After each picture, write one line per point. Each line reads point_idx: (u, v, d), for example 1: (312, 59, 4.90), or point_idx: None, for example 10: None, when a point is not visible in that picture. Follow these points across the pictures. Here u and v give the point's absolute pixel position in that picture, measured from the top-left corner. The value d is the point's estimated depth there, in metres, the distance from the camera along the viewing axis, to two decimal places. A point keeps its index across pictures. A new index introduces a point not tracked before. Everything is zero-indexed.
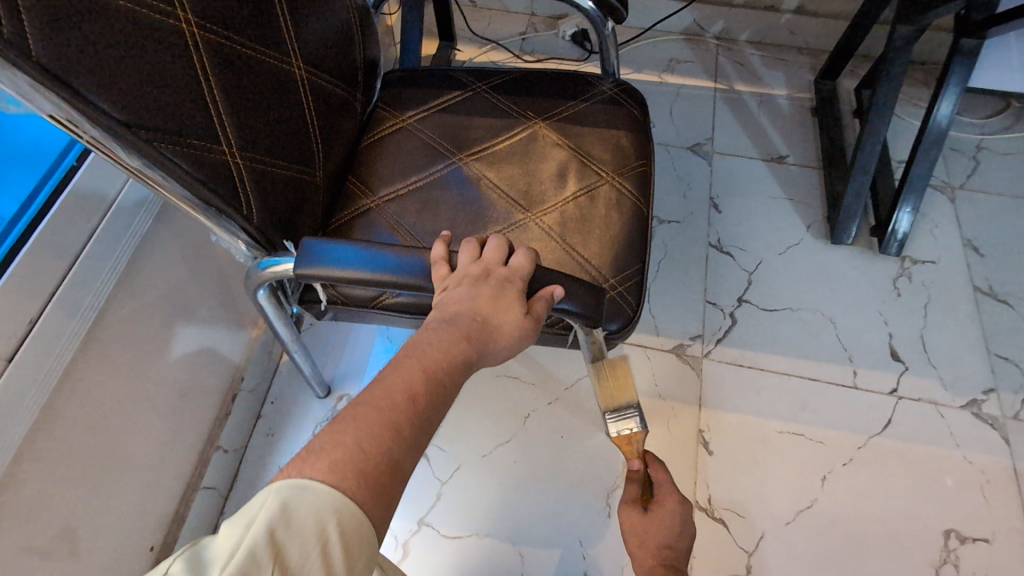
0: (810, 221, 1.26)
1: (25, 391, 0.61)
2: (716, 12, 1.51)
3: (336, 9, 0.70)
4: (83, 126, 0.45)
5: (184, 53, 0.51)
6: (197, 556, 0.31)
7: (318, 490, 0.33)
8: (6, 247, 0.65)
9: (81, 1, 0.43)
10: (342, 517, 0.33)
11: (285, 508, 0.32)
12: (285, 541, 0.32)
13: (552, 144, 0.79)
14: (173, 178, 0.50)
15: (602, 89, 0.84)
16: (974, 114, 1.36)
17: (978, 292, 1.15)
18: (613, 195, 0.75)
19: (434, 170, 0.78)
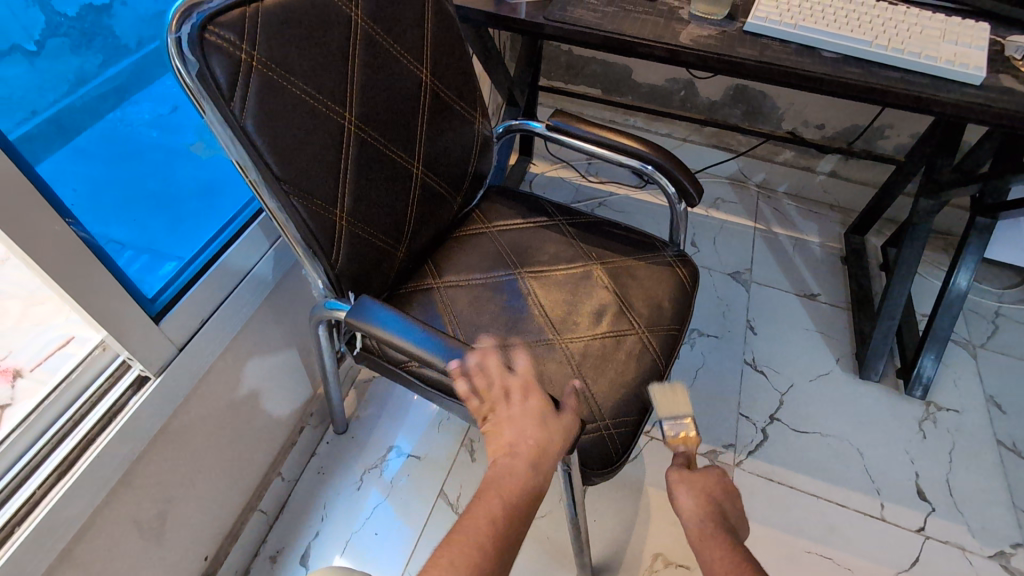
0: (839, 355, 1.37)
1: (180, 379, 0.74)
2: (759, 165, 1.75)
3: (470, 133, 0.89)
4: (250, 171, 0.61)
5: (338, 141, 0.68)
6: None
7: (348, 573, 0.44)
8: (194, 270, 0.78)
9: (286, 96, 0.62)
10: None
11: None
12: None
13: (601, 285, 0.89)
14: (293, 221, 0.66)
15: (662, 254, 0.94)
16: (992, 283, 1.51)
17: (1002, 447, 1.21)
18: (637, 346, 0.82)
19: (495, 275, 0.91)
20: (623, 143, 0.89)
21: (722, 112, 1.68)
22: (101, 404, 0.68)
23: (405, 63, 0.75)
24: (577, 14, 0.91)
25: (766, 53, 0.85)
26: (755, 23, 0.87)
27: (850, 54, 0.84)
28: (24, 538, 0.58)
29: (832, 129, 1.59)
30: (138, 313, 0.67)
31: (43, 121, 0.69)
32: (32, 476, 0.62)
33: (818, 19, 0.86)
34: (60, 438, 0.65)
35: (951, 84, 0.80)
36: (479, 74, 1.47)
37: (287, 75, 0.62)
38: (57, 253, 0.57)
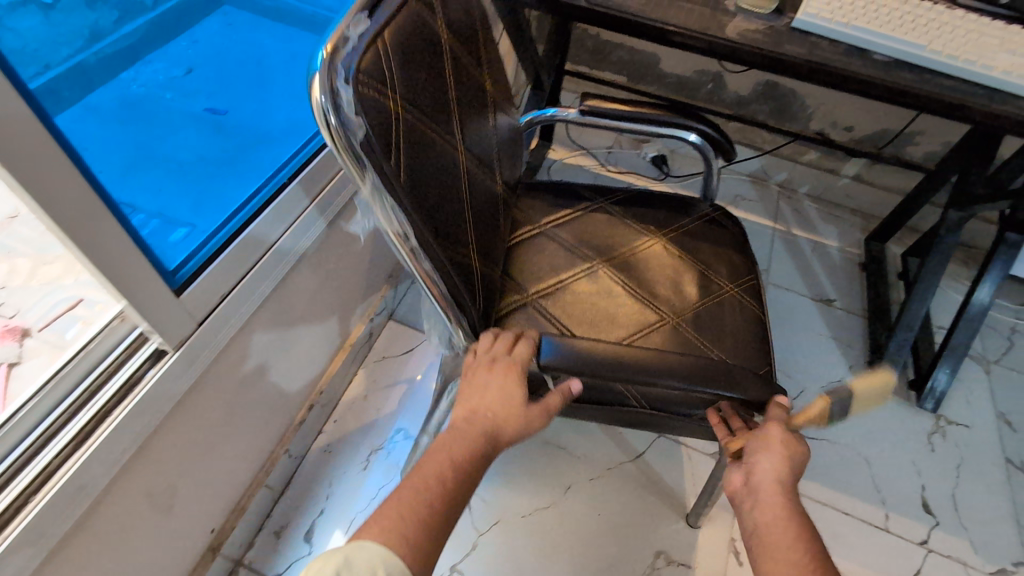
0: (852, 363, 1.36)
1: (198, 353, 0.73)
2: (783, 164, 1.71)
3: (514, 128, 0.87)
4: (406, 235, 0.58)
5: (449, 170, 0.66)
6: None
7: (375, 546, 0.46)
8: (220, 241, 0.76)
9: (410, 139, 0.58)
10: (389, 567, 0.45)
11: (387, 547, 0.46)
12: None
13: (678, 257, 0.92)
14: (442, 276, 0.63)
15: (702, 209, 0.99)
16: (1010, 299, 1.49)
17: (1010, 465, 1.20)
18: (734, 301, 0.87)
19: (579, 269, 0.90)
20: (656, 112, 0.89)
21: (749, 108, 1.64)
22: (118, 376, 0.67)
23: (473, 68, 0.72)
24: None
25: (815, 52, 0.82)
26: (805, 20, 0.83)
27: (902, 58, 0.81)
28: (41, 508, 0.58)
29: (861, 133, 1.56)
30: (161, 285, 0.66)
31: (55, 76, 0.69)
32: (49, 444, 0.62)
33: (870, 19, 0.83)
34: (77, 408, 0.65)
35: (1005, 96, 0.77)
36: (506, 49, 1.45)
37: (407, 114, 0.58)
38: (82, 220, 0.56)
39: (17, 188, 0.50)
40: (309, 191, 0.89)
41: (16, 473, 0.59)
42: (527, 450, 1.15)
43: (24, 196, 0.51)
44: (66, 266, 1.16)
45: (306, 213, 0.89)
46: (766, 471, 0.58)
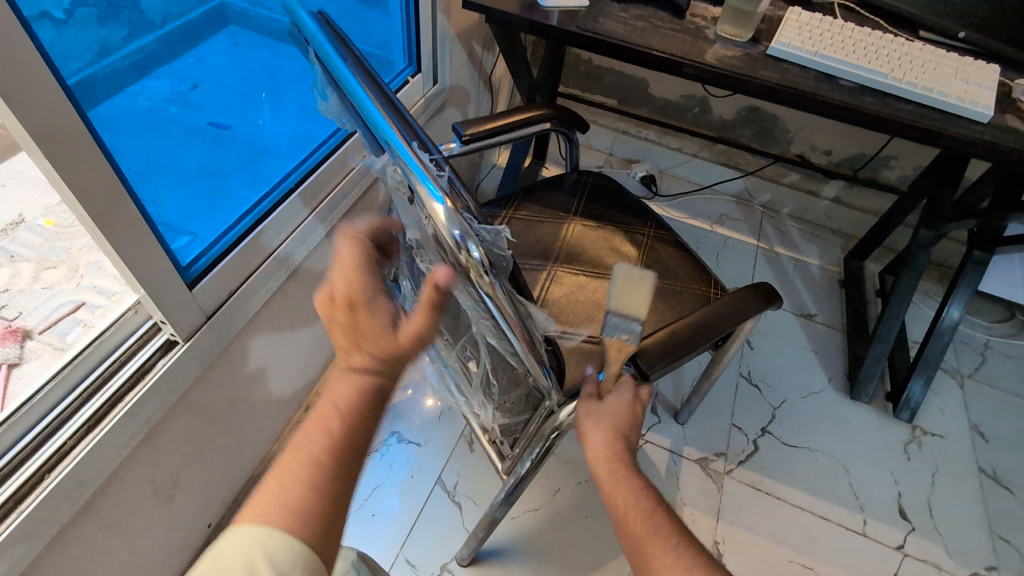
0: (832, 375, 1.41)
1: (204, 346, 0.78)
2: (765, 186, 1.79)
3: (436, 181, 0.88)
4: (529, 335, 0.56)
5: None
6: None
7: (250, 528, 0.43)
8: (225, 245, 0.80)
9: None
10: (269, 548, 0.42)
11: (257, 528, 0.43)
12: (239, 567, 0.40)
13: (597, 227, 1.03)
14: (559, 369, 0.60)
15: (573, 177, 1.11)
16: (982, 316, 1.55)
17: (983, 474, 1.25)
18: (660, 241, 1.03)
19: (551, 275, 0.95)
20: (524, 117, 0.99)
21: (732, 132, 1.73)
22: (131, 364, 0.72)
23: None
24: (608, 26, 0.95)
25: (786, 77, 0.89)
26: (777, 48, 0.91)
27: (866, 84, 0.88)
28: (55, 484, 0.63)
29: (839, 156, 1.63)
30: (174, 278, 0.71)
31: (102, 73, 0.73)
32: (63, 426, 0.66)
33: (837, 48, 0.90)
34: (91, 392, 0.69)
35: (959, 120, 0.84)
36: (501, 72, 1.55)
37: None
38: (107, 212, 0.61)
39: (53, 175, 0.56)
40: (312, 200, 0.94)
41: (33, 453, 0.64)
42: None
43: (58, 182, 0.57)
44: (70, 271, 1.22)
45: (307, 222, 0.93)
46: (596, 448, 0.64)
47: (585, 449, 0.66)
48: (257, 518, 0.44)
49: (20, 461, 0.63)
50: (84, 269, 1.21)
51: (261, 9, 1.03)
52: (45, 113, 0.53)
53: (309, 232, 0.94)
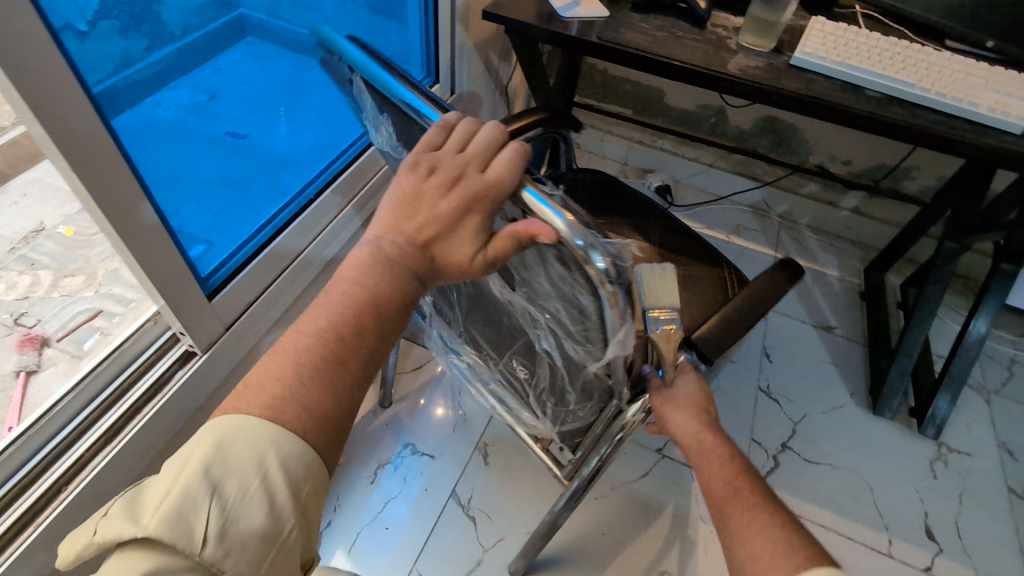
0: (853, 389, 1.37)
1: (222, 357, 0.79)
2: (783, 196, 1.77)
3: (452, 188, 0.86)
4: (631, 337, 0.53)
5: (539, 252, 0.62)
6: (173, 517, 0.36)
7: (258, 423, 0.40)
8: (243, 256, 0.81)
9: None
10: (280, 453, 0.40)
11: (269, 422, 0.40)
12: (249, 469, 0.39)
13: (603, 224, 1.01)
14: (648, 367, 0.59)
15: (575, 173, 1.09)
16: (1008, 330, 1.52)
17: (1013, 494, 1.21)
18: (667, 234, 1.01)
19: None
20: None
21: (749, 141, 1.71)
22: (148, 376, 0.72)
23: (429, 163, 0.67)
24: (629, 36, 0.95)
25: (811, 87, 0.87)
26: (801, 58, 0.89)
27: (893, 94, 0.86)
28: (74, 495, 0.64)
29: (859, 166, 1.61)
30: (194, 289, 0.71)
31: (124, 85, 0.73)
32: (81, 438, 0.67)
33: (863, 58, 0.89)
34: (109, 404, 0.70)
35: (990, 131, 0.82)
36: (517, 83, 1.55)
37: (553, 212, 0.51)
38: (131, 223, 0.62)
39: (80, 188, 0.56)
40: (328, 212, 0.94)
41: (52, 464, 0.65)
42: (527, 468, 1.16)
43: (83, 193, 0.57)
44: (88, 279, 1.22)
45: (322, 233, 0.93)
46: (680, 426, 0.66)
47: (672, 428, 0.67)
48: (264, 404, 0.41)
49: (39, 472, 0.64)
50: (103, 277, 1.23)
51: (280, 21, 1.10)
52: (73, 125, 0.53)
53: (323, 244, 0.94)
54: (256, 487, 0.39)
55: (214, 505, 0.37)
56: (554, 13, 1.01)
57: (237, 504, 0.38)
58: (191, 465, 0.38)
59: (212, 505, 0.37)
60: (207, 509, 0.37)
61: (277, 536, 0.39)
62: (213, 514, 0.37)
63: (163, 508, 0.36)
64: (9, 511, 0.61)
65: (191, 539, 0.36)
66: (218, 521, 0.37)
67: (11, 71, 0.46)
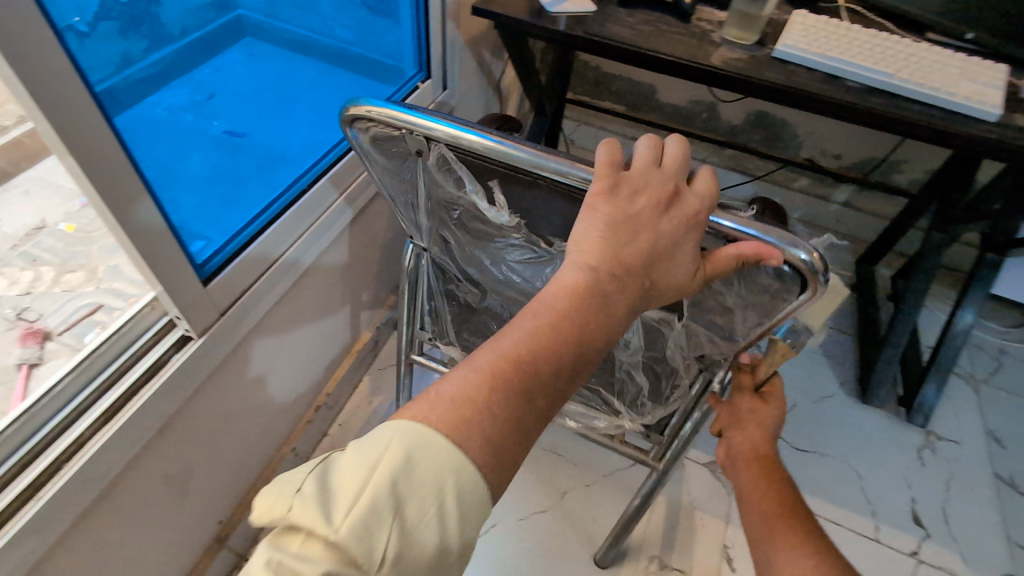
0: (842, 379, 1.39)
1: (217, 343, 0.81)
2: (774, 190, 1.78)
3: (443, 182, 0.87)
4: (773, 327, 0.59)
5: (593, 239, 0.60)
6: (355, 530, 0.35)
7: (441, 447, 0.38)
8: (236, 245, 0.84)
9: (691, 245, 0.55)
10: (459, 483, 0.38)
11: (456, 446, 0.39)
12: (432, 491, 0.37)
13: None
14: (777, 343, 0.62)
15: None
16: (997, 321, 1.53)
17: (1000, 481, 1.23)
18: None
19: None
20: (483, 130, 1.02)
21: (741, 136, 1.73)
22: (145, 359, 0.75)
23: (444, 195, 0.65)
24: (614, 30, 0.97)
25: (791, 78, 0.89)
26: (783, 50, 0.91)
27: (872, 85, 0.88)
28: (74, 471, 0.66)
29: (849, 160, 1.62)
30: (190, 275, 0.74)
31: (124, 81, 0.76)
32: (80, 418, 0.70)
33: (843, 50, 0.91)
34: (107, 386, 0.72)
35: (965, 119, 0.84)
36: (510, 80, 1.57)
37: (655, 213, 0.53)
38: (129, 207, 0.64)
39: (80, 173, 0.59)
40: (319, 205, 0.97)
41: (54, 442, 0.67)
42: None
43: (82, 179, 0.60)
44: (89, 274, 1.25)
45: (311, 227, 0.96)
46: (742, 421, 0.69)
47: (731, 445, 0.69)
48: (444, 421, 0.39)
49: (43, 448, 0.67)
50: (103, 272, 1.24)
51: (279, 21, 1.17)
52: (71, 113, 0.55)
53: (311, 239, 0.96)
54: (432, 511, 0.37)
55: (394, 527, 0.36)
56: (542, 8, 1.03)
57: (413, 529, 0.36)
58: (381, 473, 0.37)
59: (391, 524, 0.36)
60: (387, 531, 0.35)
61: (441, 563, 0.38)
62: (390, 538, 0.36)
63: (353, 513, 0.35)
64: (13, 484, 0.63)
65: (370, 551, 0.35)
66: (395, 538, 0.36)
67: (13, 60, 0.49)
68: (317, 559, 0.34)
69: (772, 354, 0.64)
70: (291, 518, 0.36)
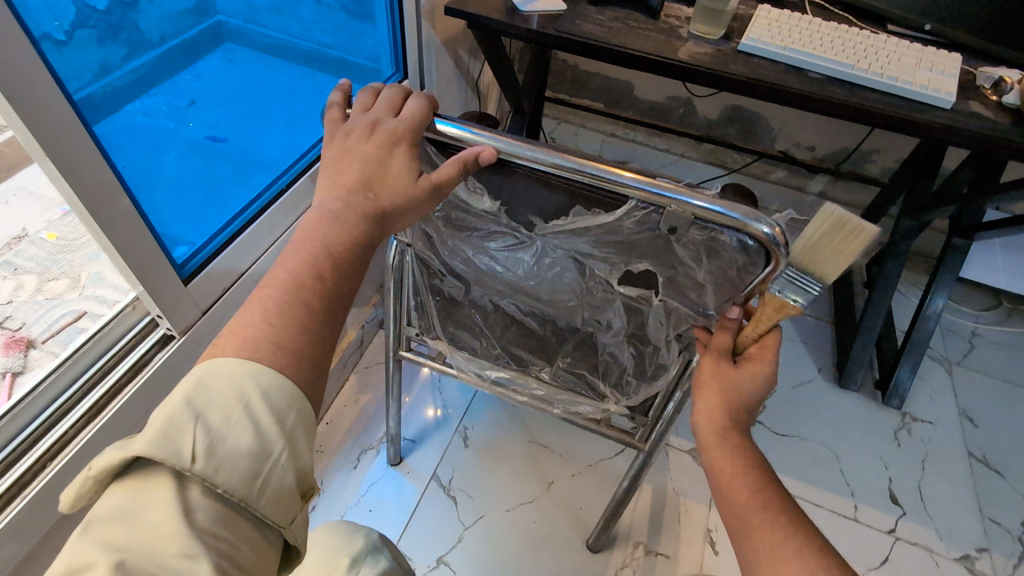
0: (820, 365, 1.42)
1: (199, 341, 0.83)
2: (752, 183, 1.82)
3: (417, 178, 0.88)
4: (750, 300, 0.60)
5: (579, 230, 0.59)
6: (164, 436, 0.38)
7: (231, 361, 0.42)
8: (214, 246, 0.85)
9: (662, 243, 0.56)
10: (259, 382, 0.42)
11: (252, 360, 0.42)
12: (229, 398, 0.40)
13: None
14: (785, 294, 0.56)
15: None
16: (969, 305, 1.58)
17: (974, 459, 1.26)
18: None
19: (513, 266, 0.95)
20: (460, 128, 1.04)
21: (717, 131, 1.76)
22: (129, 358, 0.77)
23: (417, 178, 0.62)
24: (585, 27, 0.99)
25: (756, 71, 0.92)
26: (748, 44, 0.94)
27: (834, 76, 0.91)
28: (58, 469, 0.67)
29: (822, 151, 1.66)
30: (170, 274, 0.75)
31: (101, 86, 0.77)
32: (65, 415, 0.72)
33: (805, 43, 0.94)
34: (92, 384, 0.74)
35: (923, 107, 0.87)
36: (488, 80, 1.59)
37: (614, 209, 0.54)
38: (107, 208, 0.65)
39: (57, 175, 0.60)
40: (299, 205, 0.98)
41: (38, 440, 0.69)
42: (506, 448, 1.20)
43: (60, 181, 0.61)
44: (72, 281, 1.25)
45: (291, 227, 0.97)
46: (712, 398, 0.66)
47: (693, 408, 0.63)
48: (240, 347, 0.43)
49: (28, 446, 0.68)
50: (86, 279, 1.24)
51: (257, 26, 1.15)
52: (47, 116, 0.56)
53: (291, 240, 0.97)
54: (239, 414, 0.40)
55: (199, 430, 0.39)
56: (515, 8, 1.05)
57: (222, 432, 0.39)
58: (171, 399, 0.40)
59: (196, 430, 0.39)
60: (193, 435, 0.38)
61: (268, 459, 0.40)
62: (198, 439, 0.38)
63: (150, 434, 0.38)
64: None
65: (179, 458, 0.37)
66: (205, 442, 0.38)
67: None
68: (139, 491, 0.36)
69: (766, 306, 0.58)
70: (102, 462, 0.38)
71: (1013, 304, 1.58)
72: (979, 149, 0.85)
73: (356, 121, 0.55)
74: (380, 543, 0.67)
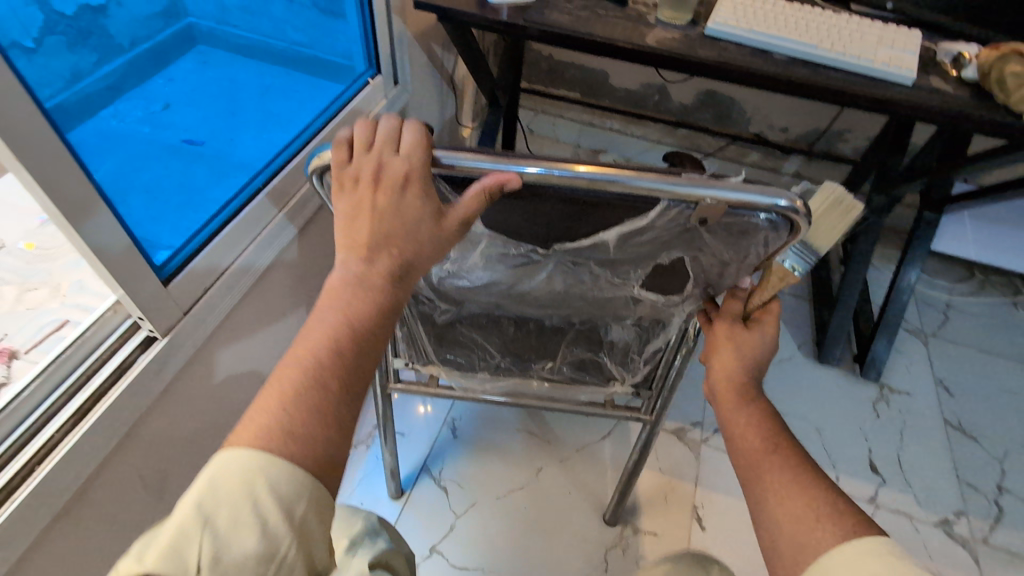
0: (800, 342, 1.45)
1: (182, 342, 0.83)
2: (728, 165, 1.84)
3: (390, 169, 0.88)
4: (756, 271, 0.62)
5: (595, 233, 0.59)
6: (169, 551, 0.38)
7: (243, 457, 0.43)
8: (192, 248, 0.85)
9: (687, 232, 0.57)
10: (268, 478, 0.42)
11: (265, 453, 0.43)
12: (238, 495, 0.41)
13: None
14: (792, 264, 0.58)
15: None
16: (943, 277, 1.61)
17: (950, 427, 1.30)
18: None
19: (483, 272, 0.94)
20: None
21: (693, 115, 1.78)
22: (111, 361, 0.77)
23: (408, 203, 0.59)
24: (553, 17, 1.00)
25: (723, 54, 0.93)
26: (714, 28, 0.95)
27: (798, 56, 0.93)
28: (46, 472, 0.67)
29: (795, 132, 1.69)
30: (150, 278, 0.75)
31: (75, 91, 0.77)
32: (49, 422, 0.71)
33: (769, 25, 0.95)
34: (74, 391, 0.74)
35: (886, 84, 0.89)
36: (463, 74, 1.59)
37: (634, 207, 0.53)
38: (82, 214, 0.65)
39: (32, 186, 0.60)
40: (277, 203, 0.98)
41: (23, 447, 0.68)
42: (495, 437, 1.21)
43: (33, 188, 0.61)
44: (52, 290, 1.24)
45: (268, 226, 0.97)
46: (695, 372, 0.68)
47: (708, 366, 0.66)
48: (258, 434, 0.44)
49: (12, 454, 0.67)
50: (68, 288, 1.23)
51: (230, 27, 1.16)
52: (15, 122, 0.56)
53: (269, 238, 0.98)
54: (248, 515, 0.41)
55: (205, 539, 0.39)
56: None
57: (229, 536, 0.40)
58: (182, 504, 0.41)
59: (203, 537, 0.40)
60: (199, 544, 0.39)
61: (274, 560, 0.41)
62: (205, 547, 0.39)
63: (160, 546, 0.39)
64: None
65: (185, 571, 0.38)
66: (210, 554, 0.39)
67: None
68: None
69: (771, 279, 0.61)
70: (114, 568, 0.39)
71: (984, 275, 1.63)
72: (942, 124, 0.87)
73: (360, 166, 0.52)
74: (379, 526, 0.68)
